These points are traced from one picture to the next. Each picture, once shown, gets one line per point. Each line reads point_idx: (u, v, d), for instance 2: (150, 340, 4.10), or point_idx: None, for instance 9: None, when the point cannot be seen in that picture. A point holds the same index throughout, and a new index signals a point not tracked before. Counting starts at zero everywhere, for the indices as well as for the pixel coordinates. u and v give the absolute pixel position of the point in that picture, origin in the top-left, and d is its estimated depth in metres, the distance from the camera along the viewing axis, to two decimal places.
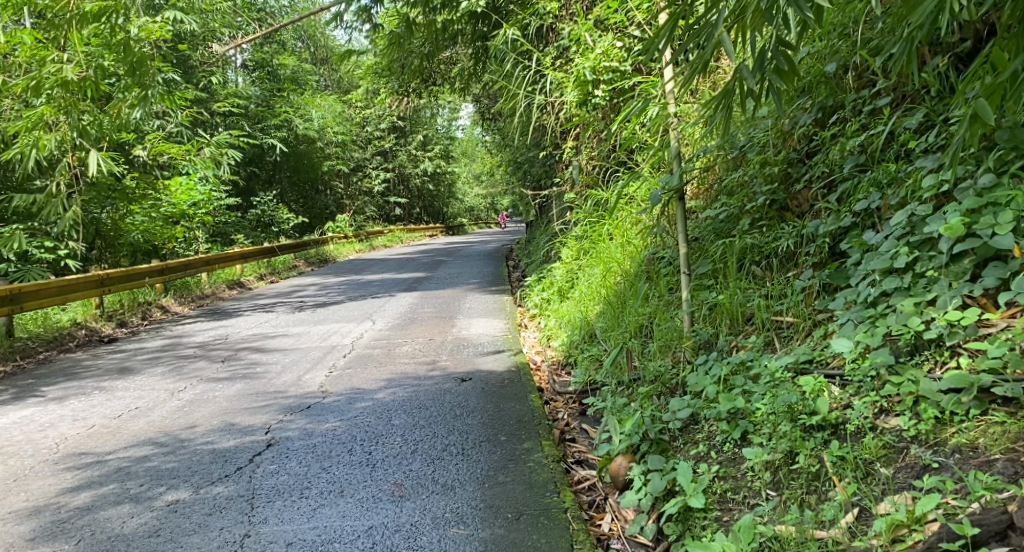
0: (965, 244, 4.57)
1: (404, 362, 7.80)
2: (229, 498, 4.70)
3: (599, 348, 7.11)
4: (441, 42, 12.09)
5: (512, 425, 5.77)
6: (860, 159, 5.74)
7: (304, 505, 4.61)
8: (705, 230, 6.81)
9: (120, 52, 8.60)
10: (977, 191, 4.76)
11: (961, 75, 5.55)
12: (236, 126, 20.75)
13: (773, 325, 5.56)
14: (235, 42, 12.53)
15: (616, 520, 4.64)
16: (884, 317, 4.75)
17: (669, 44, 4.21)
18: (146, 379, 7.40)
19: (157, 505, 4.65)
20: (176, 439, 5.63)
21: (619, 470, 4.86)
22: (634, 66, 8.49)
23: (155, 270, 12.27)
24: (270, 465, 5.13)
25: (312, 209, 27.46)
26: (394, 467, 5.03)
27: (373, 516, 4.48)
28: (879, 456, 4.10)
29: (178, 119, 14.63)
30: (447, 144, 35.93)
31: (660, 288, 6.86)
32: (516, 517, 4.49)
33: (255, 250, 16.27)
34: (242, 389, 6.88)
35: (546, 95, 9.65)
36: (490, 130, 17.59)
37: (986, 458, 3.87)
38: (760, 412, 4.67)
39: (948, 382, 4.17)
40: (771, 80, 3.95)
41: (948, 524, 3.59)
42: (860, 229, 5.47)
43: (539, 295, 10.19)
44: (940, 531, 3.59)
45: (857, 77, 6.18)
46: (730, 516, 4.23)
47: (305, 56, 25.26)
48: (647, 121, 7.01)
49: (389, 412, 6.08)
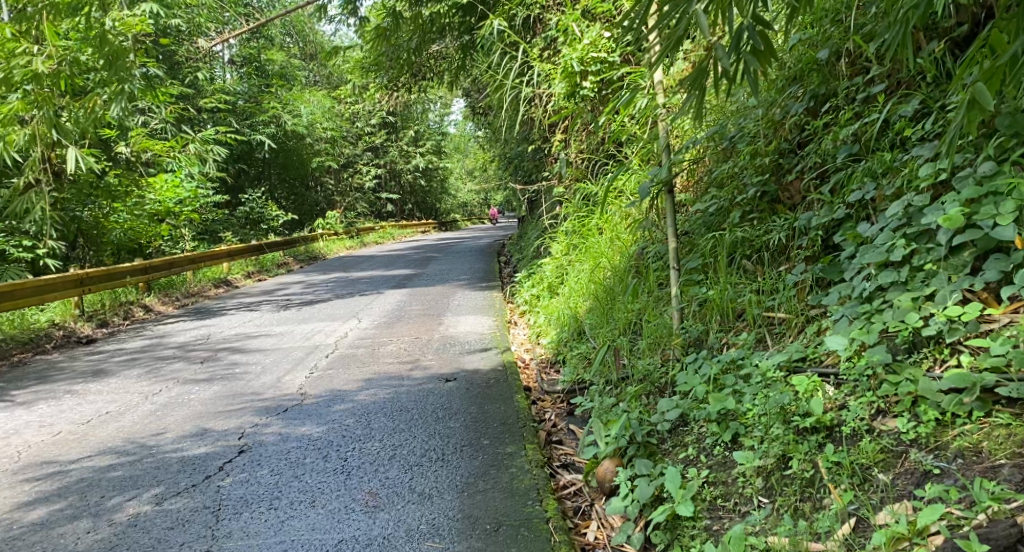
0: (965, 236, 4.35)
1: (387, 361, 7.58)
2: (194, 510, 4.49)
3: (588, 345, 6.88)
4: (428, 36, 11.86)
5: (496, 428, 5.54)
6: (853, 149, 5.52)
7: (272, 517, 4.39)
8: (696, 224, 6.59)
9: (94, 46, 8.36)
10: (977, 180, 4.54)
11: (959, 59, 5.32)
12: (224, 123, 20.47)
13: (764, 321, 5.35)
14: (221, 37, 12.24)
15: (602, 529, 4.42)
16: (880, 313, 4.53)
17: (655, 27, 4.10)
18: (121, 382, 7.17)
19: (116, 520, 4.46)
20: (143, 446, 5.42)
21: (605, 475, 4.64)
22: (623, 57, 8.28)
23: (138, 268, 11.99)
24: (239, 473, 4.91)
25: (302, 206, 27.16)
26: (369, 475, 4.82)
27: (344, 529, 4.27)
28: (877, 460, 3.89)
29: (161, 115, 14.36)
30: (439, 139, 35.65)
31: (650, 284, 6.65)
32: (494, 528, 4.28)
33: (242, 248, 15.98)
34: (218, 392, 6.65)
35: (533, 87, 9.42)
36: (481, 124, 17.33)
37: (992, 464, 3.67)
38: (751, 413, 4.46)
39: (949, 381, 3.96)
40: (746, 61, 3.82)
41: (953, 540, 3.39)
42: (854, 220, 5.26)
43: (529, 291, 9.96)
44: (945, 547, 3.39)
45: (850, 64, 5.95)
46: (721, 525, 4.03)
47: (294, 52, 24.99)
48: (636, 113, 6.81)
49: (368, 415, 5.85)
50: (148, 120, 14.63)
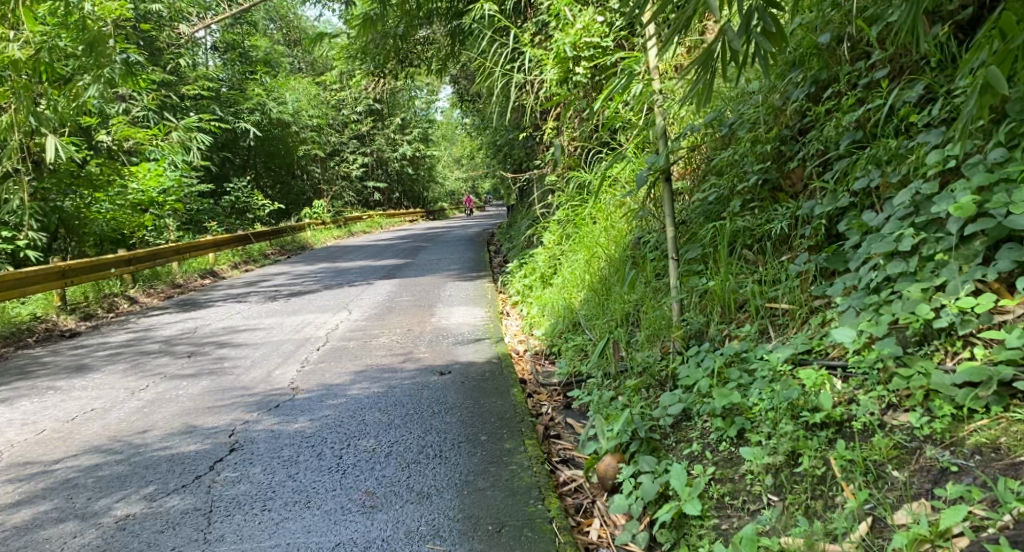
0: (977, 225, 4.22)
1: (380, 353, 7.43)
2: (185, 512, 4.35)
3: (584, 337, 6.78)
4: (416, 22, 11.66)
5: (494, 423, 5.41)
6: (856, 135, 5.40)
7: (266, 520, 4.26)
8: (694, 213, 6.48)
9: (75, 32, 8.08)
10: (987, 167, 4.42)
11: (963, 43, 5.20)
12: (207, 110, 20.18)
13: (767, 312, 5.25)
14: (205, 23, 12.00)
15: (606, 527, 4.31)
16: (888, 304, 4.42)
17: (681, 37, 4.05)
18: (105, 378, 7.00)
19: (105, 523, 4.32)
20: (131, 445, 5.27)
21: (607, 472, 4.54)
22: (617, 41, 8.15)
23: (122, 259, 11.79)
24: (230, 472, 4.77)
25: (289, 195, 26.86)
26: (365, 473, 4.68)
27: (342, 531, 4.15)
28: (891, 457, 3.80)
29: (143, 102, 14.07)
30: (426, 127, 35.41)
31: (647, 274, 6.53)
32: (497, 529, 4.16)
33: (228, 238, 15.75)
34: (207, 387, 6.50)
35: (524, 73, 9.26)
36: (469, 111, 17.17)
37: (1012, 461, 3.57)
38: (758, 408, 4.36)
39: (963, 375, 3.86)
40: (758, 42, 3.76)
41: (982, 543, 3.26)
42: (859, 209, 5.15)
43: (521, 282, 9.82)
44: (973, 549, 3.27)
45: (852, 49, 5.83)
46: (729, 524, 3.92)
47: (276, 38, 24.72)
48: (632, 100, 6.67)
49: (362, 410, 5.72)
50: (130, 108, 14.31)
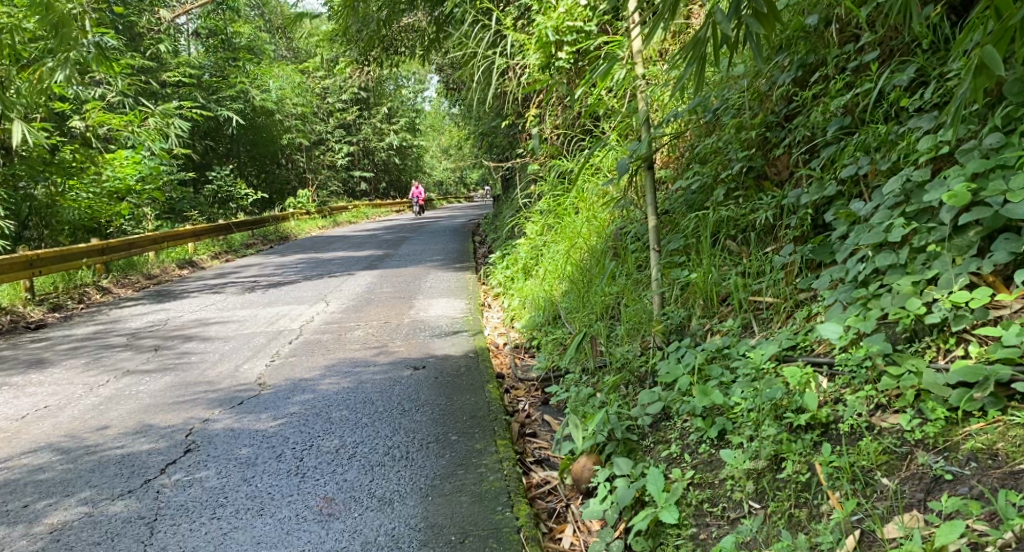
0: (971, 214, 3.98)
1: (354, 346, 7.18)
2: (127, 521, 4.10)
3: (563, 331, 6.55)
4: (398, 6, 11.33)
5: (466, 421, 5.15)
6: (845, 121, 5.14)
7: (213, 530, 4.01)
8: (676, 202, 6.23)
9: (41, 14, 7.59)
10: (983, 153, 4.18)
11: (956, 24, 4.93)
12: (189, 99, 19.66)
13: (750, 306, 5.01)
14: (181, 8, 11.64)
15: (579, 533, 4.09)
16: (877, 298, 4.18)
17: (671, 25, 3.81)
18: (64, 372, 6.73)
19: (37, 533, 4.06)
20: (81, 444, 5.00)
21: (582, 475, 4.33)
22: (601, 25, 7.90)
23: (95, 249, 11.49)
24: (181, 476, 4.50)
25: (272, 183, 26.51)
26: (325, 477, 4.43)
27: (295, 541, 3.91)
28: (880, 463, 3.57)
29: (117, 88, 13.60)
30: (411, 117, 35.20)
31: (628, 266, 6.29)
32: (460, 540, 3.91)
33: (206, 228, 15.42)
34: (170, 382, 6.23)
35: (507, 58, 8.95)
36: (455, 99, 16.87)
37: (1010, 469, 3.34)
38: (739, 408, 4.13)
39: (957, 375, 3.64)
40: (748, 24, 3.53)
41: None
42: (846, 198, 4.90)
43: (503, 273, 9.56)
44: None
45: (840, 31, 5.56)
46: (708, 534, 3.71)
47: (260, 24, 24.33)
48: (614, 85, 6.41)
49: (328, 408, 5.45)
50: (106, 93, 13.84)
